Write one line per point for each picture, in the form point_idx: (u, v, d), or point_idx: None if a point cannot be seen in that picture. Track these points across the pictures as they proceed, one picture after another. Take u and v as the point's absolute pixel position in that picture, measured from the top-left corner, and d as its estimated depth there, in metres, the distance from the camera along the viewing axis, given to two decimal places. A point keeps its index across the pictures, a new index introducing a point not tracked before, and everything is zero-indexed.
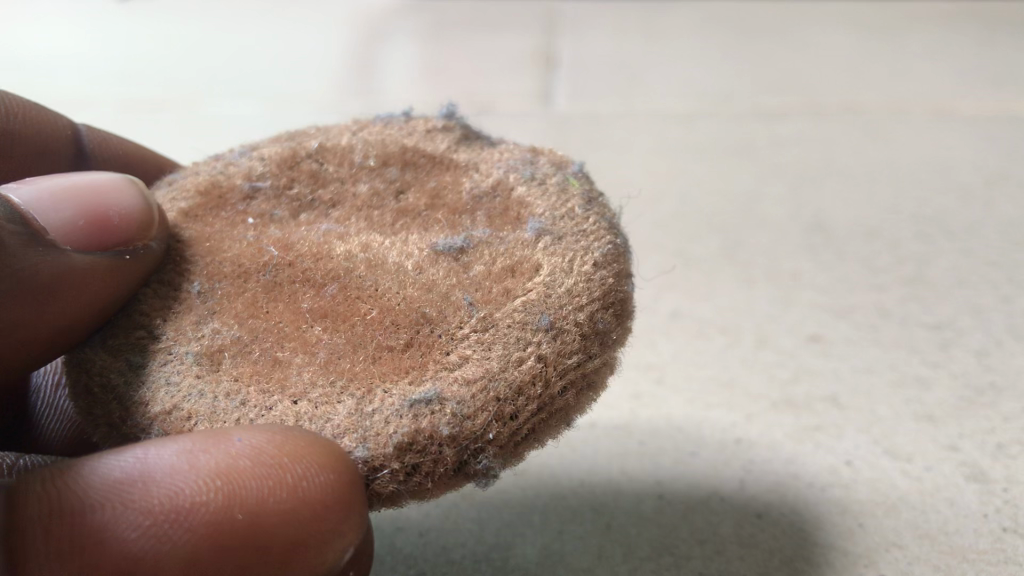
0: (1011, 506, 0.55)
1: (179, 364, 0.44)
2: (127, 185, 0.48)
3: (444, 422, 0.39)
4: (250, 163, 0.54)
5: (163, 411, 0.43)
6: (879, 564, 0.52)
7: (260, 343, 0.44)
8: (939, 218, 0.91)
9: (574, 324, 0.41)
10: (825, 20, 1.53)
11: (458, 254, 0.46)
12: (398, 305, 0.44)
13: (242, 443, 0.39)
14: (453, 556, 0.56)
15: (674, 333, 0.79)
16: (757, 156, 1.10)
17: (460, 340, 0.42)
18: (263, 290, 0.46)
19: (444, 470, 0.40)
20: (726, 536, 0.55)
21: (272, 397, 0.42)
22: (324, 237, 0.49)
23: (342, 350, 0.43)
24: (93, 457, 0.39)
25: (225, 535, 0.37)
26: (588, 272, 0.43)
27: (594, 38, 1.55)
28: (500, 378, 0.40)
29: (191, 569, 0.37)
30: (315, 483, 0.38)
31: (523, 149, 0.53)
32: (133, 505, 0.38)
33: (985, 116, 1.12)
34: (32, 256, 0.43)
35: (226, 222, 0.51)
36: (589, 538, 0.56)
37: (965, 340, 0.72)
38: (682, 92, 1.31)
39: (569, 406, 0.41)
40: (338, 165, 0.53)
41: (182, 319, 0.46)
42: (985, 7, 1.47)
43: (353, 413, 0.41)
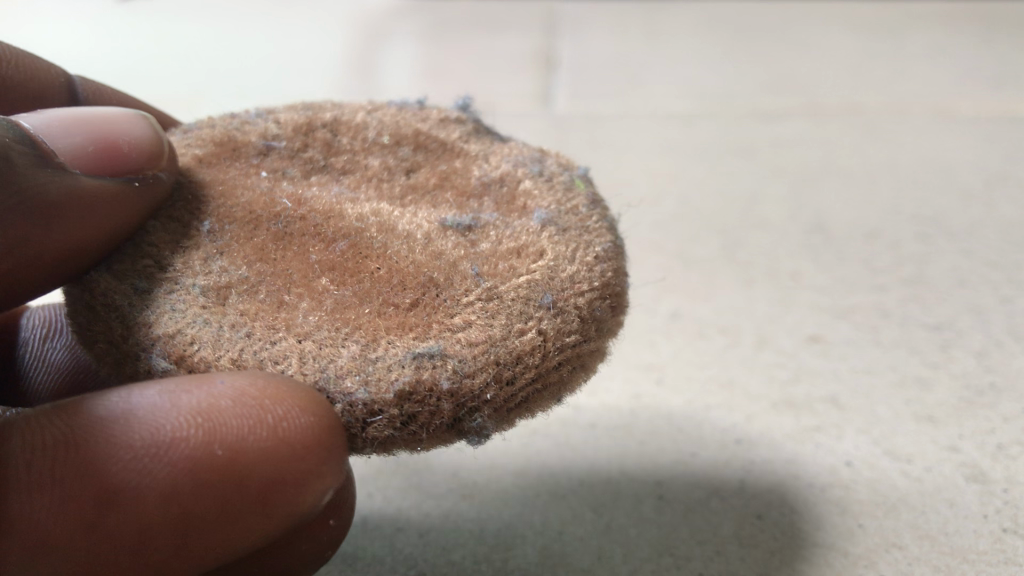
0: (1011, 506, 0.55)
1: (185, 294, 0.43)
2: (139, 117, 0.47)
3: (444, 377, 0.39)
4: (266, 124, 0.54)
5: (165, 335, 0.41)
6: (879, 564, 0.52)
7: (267, 285, 0.43)
8: (939, 218, 0.91)
9: (574, 309, 0.41)
10: (826, 21, 1.53)
11: (466, 232, 0.46)
12: (406, 267, 0.44)
13: (223, 385, 0.39)
14: (453, 556, 0.55)
15: (674, 333, 0.79)
16: (757, 157, 1.10)
17: (464, 306, 0.41)
18: (273, 238, 0.45)
19: (439, 424, 0.40)
20: (726, 537, 0.55)
21: (276, 334, 0.41)
22: (336, 197, 0.49)
23: (349, 300, 0.42)
24: (80, 399, 0.41)
25: (206, 469, 0.39)
26: (590, 263, 0.43)
27: (595, 39, 1.55)
28: (500, 344, 0.40)
29: (172, 501, 0.39)
30: (296, 424, 0.38)
31: (531, 147, 0.54)
32: (115, 441, 0.39)
33: (985, 116, 1.12)
34: (39, 175, 0.42)
35: (239, 173, 0.50)
36: (590, 539, 0.56)
37: (965, 340, 0.72)
38: (683, 93, 1.32)
39: (563, 381, 0.41)
40: (351, 138, 0.54)
41: (191, 254, 0.45)
42: (985, 8, 1.47)
43: (356, 357, 0.40)
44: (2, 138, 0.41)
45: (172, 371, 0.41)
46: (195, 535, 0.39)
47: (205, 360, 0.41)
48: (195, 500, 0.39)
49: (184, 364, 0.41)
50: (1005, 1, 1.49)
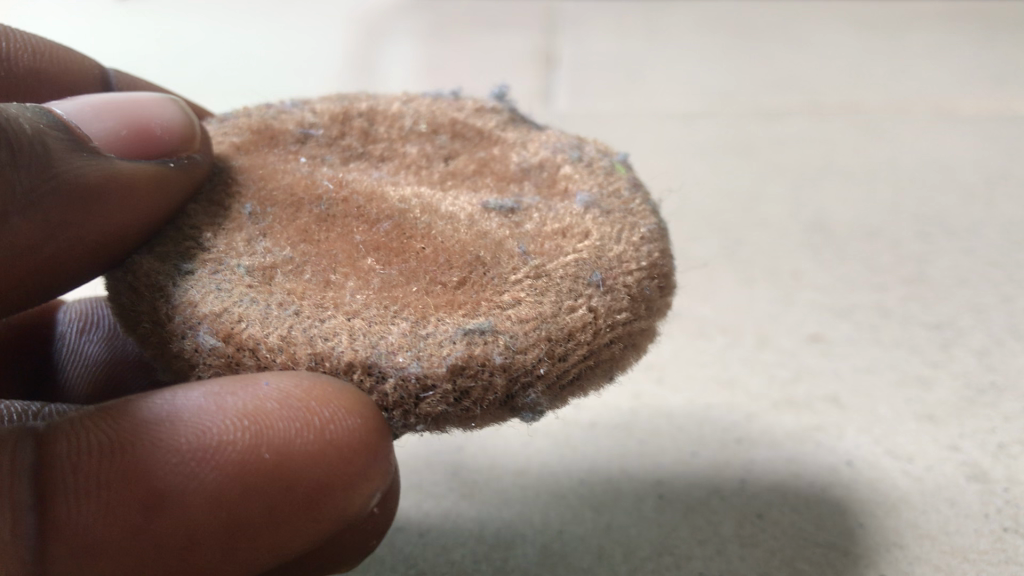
0: (1012, 506, 0.55)
1: (230, 275, 0.42)
2: (167, 100, 0.48)
3: (496, 351, 0.38)
4: (302, 113, 0.55)
5: (212, 313, 0.40)
6: (879, 564, 0.52)
7: (313, 265, 0.43)
8: (940, 218, 0.91)
9: (623, 287, 0.41)
10: (827, 19, 1.53)
11: (508, 213, 0.47)
12: (452, 246, 0.44)
13: (269, 387, 0.39)
14: (453, 555, 0.55)
15: (674, 331, 0.79)
16: (758, 156, 1.10)
17: (513, 284, 0.41)
18: (316, 220, 0.46)
19: (493, 399, 0.39)
20: (726, 536, 0.55)
21: (325, 312, 0.40)
22: (376, 180, 0.50)
23: (396, 279, 0.42)
24: (126, 400, 0.41)
25: (254, 472, 0.40)
26: (637, 243, 0.44)
27: (593, 36, 1.55)
28: (552, 321, 0.39)
29: (219, 505, 0.39)
30: (342, 427, 0.38)
31: (570, 136, 0.56)
32: (162, 443, 0.40)
33: (986, 116, 1.12)
34: (77, 159, 0.42)
35: (278, 159, 0.51)
36: (590, 538, 0.56)
37: (966, 340, 0.72)
38: (683, 92, 1.31)
39: (615, 358, 0.41)
40: (389, 126, 0.55)
41: (233, 236, 0.44)
42: (986, 7, 1.46)
43: (406, 333, 0.39)
44: (37, 124, 0.41)
45: (220, 350, 0.40)
46: (242, 539, 0.40)
47: (254, 337, 0.40)
48: (242, 505, 0.39)
49: (232, 342, 0.40)
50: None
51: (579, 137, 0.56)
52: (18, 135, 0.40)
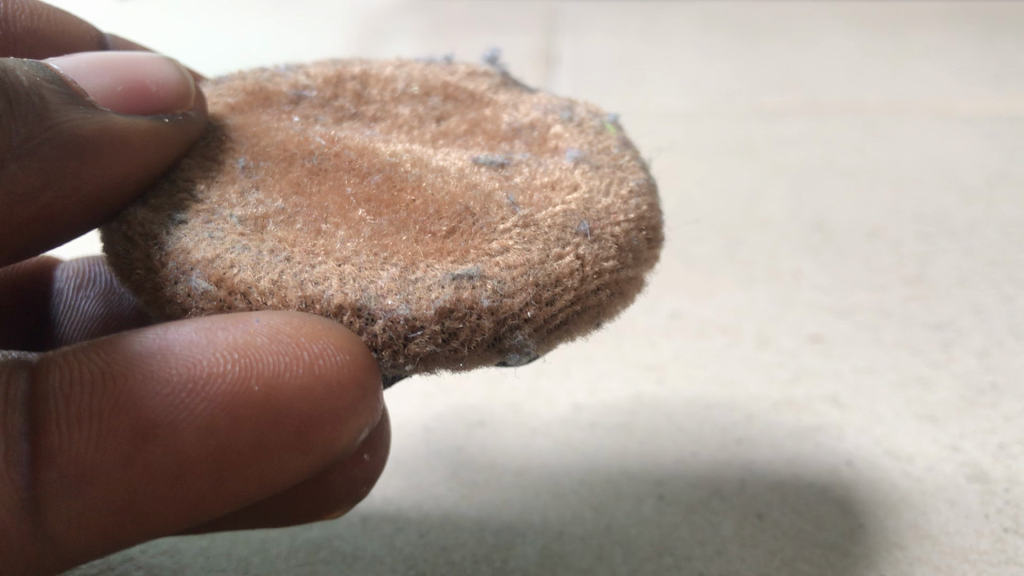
0: (1012, 506, 0.55)
1: (223, 224, 0.42)
2: (163, 61, 0.49)
3: (484, 295, 0.39)
4: (296, 77, 0.56)
5: (205, 259, 0.41)
6: (879, 564, 0.52)
7: (305, 215, 0.43)
8: (940, 218, 0.91)
9: (611, 237, 0.42)
10: (827, 17, 1.54)
11: (499, 168, 0.47)
12: (441, 197, 0.44)
13: (260, 323, 0.40)
14: (453, 556, 0.54)
15: (674, 333, 0.79)
16: (757, 156, 1.11)
17: (501, 232, 0.42)
18: (308, 173, 0.46)
19: (480, 341, 0.39)
20: (727, 537, 0.55)
21: (316, 258, 0.41)
22: (368, 138, 0.50)
23: (386, 230, 0.42)
24: (117, 336, 0.42)
25: (244, 403, 0.40)
26: (625, 196, 0.44)
27: (592, 34, 1.56)
28: (539, 268, 0.40)
29: (209, 435, 0.40)
30: (332, 361, 0.39)
31: (559, 98, 0.57)
32: (153, 375, 0.40)
33: (986, 116, 1.12)
34: (72, 112, 0.43)
35: (271, 117, 0.52)
36: (591, 538, 0.56)
37: (967, 340, 0.72)
38: (683, 91, 1.32)
39: (601, 305, 0.41)
40: (381, 90, 0.57)
41: (226, 188, 0.45)
42: (986, 7, 1.46)
43: (396, 278, 0.40)
44: (34, 77, 0.42)
45: (212, 294, 0.41)
46: (232, 470, 0.40)
47: (245, 282, 0.40)
48: (235, 437, 0.40)
49: (223, 286, 0.41)
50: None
51: (568, 100, 0.57)
52: (15, 87, 0.40)
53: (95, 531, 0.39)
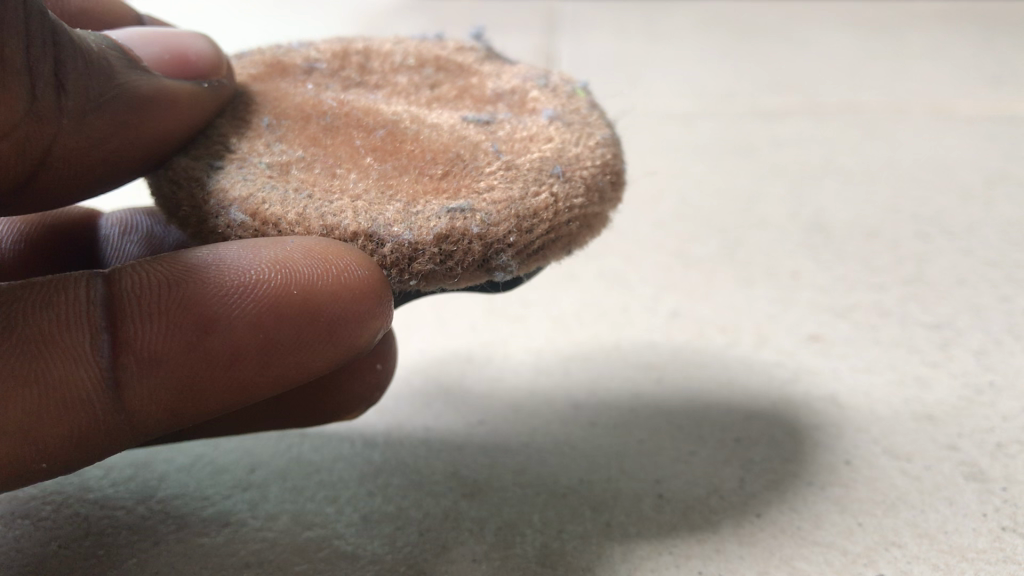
0: (1010, 506, 0.54)
1: (253, 168, 0.50)
2: (199, 39, 0.57)
3: (474, 224, 0.45)
4: (308, 52, 0.63)
5: (240, 197, 0.48)
6: (878, 562, 0.51)
7: (321, 162, 0.51)
8: (939, 218, 0.92)
9: (580, 179, 0.49)
10: (829, 26, 1.58)
11: (484, 125, 0.55)
12: (437, 147, 0.52)
13: (294, 244, 0.48)
14: (453, 554, 0.53)
15: (673, 333, 0.80)
16: (756, 156, 1.12)
17: (488, 175, 0.49)
18: (323, 129, 0.53)
19: (471, 262, 0.46)
20: (726, 536, 0.54)
21: (333, 195, 0.48)
22: (372, 101, 0.58)
23: (390, 173, 0.50)
24: (177, 251, 0.50)
25: (284, 304, 0.48)
26: (592, 146, 0.52)
27: (594, 37, 1.59)
28: (519, 202, 0.47)
29: (257, 328, 0.48)
30: (354, 275, 0.46)
31: (537, 69, 0.63)
32: (207, 281, 0.48)
33: (984, 116, 1.14)
34: (132, 75, 0.51)
35: (289, 85, 0.59)
36: (591, 536, 0.54)
37: (965, 340, 0.72)
38: (682, 92, 1.36)
39: (572, 235, 0.49)
40: (382, 62, 0.63)
41: (254, 141, 0.52)
42: (983, 19, 1.50)
43: (400, 211, 0.47)
44: (101, 45, 0.49)
45: (248, 224, 0.48)
46: (275, 357, 0.49)
47: (275, 215, 0.48)
48: (276, 331, 0.48)
49: (257, 218, 0.48)
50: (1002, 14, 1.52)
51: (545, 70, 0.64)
52: (92, 53, 0.48)
53: (164, 403, 0.48)
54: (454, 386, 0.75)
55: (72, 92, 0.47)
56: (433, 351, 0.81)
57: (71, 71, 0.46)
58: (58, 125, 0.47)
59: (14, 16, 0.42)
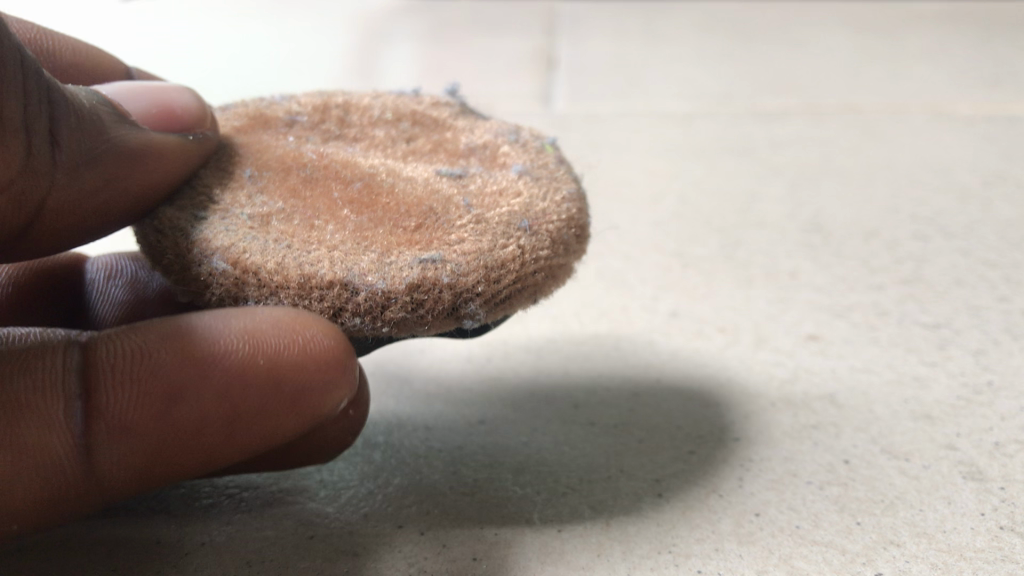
0: (1008, 505, 0.54)
1: (235, 220, 0.50)
2: (185, 91, 0.57)
3: (445, 274, 0.46)
4: (289, 105, 0.63)
5: (223, 247, 0.48)
6: (876, 561, 0.51)
7: (300, 214, 0.51)
8: (937, 218, 0.92)
9: (546, 232, 0.50)
10: (829, 35, 1.62)
11: (457, 178, 0.55)
12: (411, 200, 0.52)
13: (264, 313, 0.47)
14: (452, 553, 0.53)
15: (672, 332, 0.80)
16: (756, 156, 1.13)
17: (459, 227, 0.49)
18: (303, 181, 0.54)
19: (442, 310, 0.47)
20: (724, 534, 0.54)
21: (311, 246, 0.48)
22: (351, 154, 0.58)
23: (366, 225, 0.50)
24: (150, 321, 0.50)
25: (250, 375, 0.48)
26: (558, 202, 0.52)
27: (594, 53, 1.63)
28: (488, 254, 0.47)
29: (224, 399, 0.48)
30: (319, 343, 0.47)
31: (509, 124, 0.63)
32: (178, 350, 0.48)
33: (983, 116, 1.15)
34: (122, 129, 0.50)
35: (271, 137, 0.59)
36: (590, 534, 0.54)
37: (963, 340, 0.73)
38: (683, 93, 1.38)
39: (537, 285, 0.49)
40: (360, 116, 0.63)
41: (237, 192, 0.52)
42: (982, 28, 1.53)
43: (375, 261, 0.47)
44: (91, 101, 0.49)
45: (229, 273, 0.48)
46: (241, 427, 0.49)
47: (256, 264, 0.48)
48: (242, 401, 0.48)
49: (239, 267, 0.48)
50: (1000, 23, 1.56)
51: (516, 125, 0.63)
52: (82, 109, 0.48)
53: (134, 469, 0.48)
54: (453, 386, 0.75)
55: (63, 150, 0.47)
56: (433, 351, 0.81)
57: (63, 129, 0.46)
58: (51, 179, 0.47)
59: (13, 76, 0.42)
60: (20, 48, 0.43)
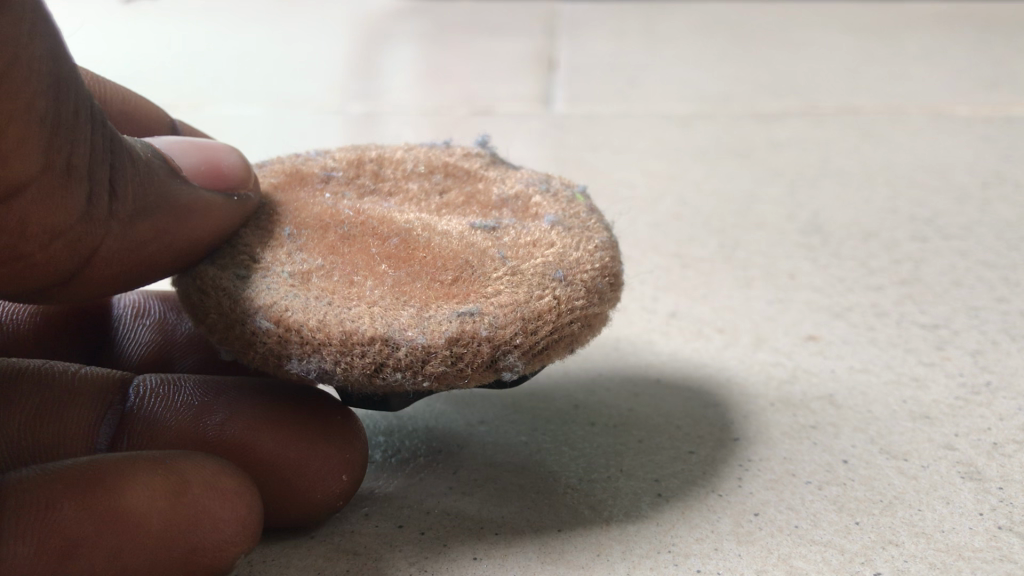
0: (1007, 505, 0.55)
1: (276, 277, 0.49)
2: (232, 150, 0.54)
3: (483, 327, 0.47)
4: (324, 160, 0.62)
5: (265, 305, 0.48)
6: (875, 561, 0.51)
7: (339, 270, 0.50)
8: (935, 219, 0.92)
9: (581, 282, 0.50)
10: (828, 36, 1.63)
11: (491, 230, 0.55)
12: (447, 253, 0.52)
13: (186, 467, 0.45)
14: (453, 552, 0.53)
15: (672, 333, 0.80)
16: (755, 156, 1.14)
17: (495, 280, 0.50)
18: (341, 237, 0.53)
19: (480, 363, 0.47)
20: (723, 533, 0.54)
21: (352, 302, 0.48)
22: (387, 209, 0.57)
23: (404, 279, 0.50)
24: (59, 466, 0.43)
25: (161, 536, 0.42)
26: (591, 250, 0.53)
27: (594, 55, 1.64)
28: (525, 305, 0.48)
29: (125, 558, 0.41)
30: (233, 501, 0.45)
31: (539, 173, 0.63)
32: (88, 501, 0.41)
33: (981, 117, 1.15)
34: (174, 184, 0.49)
35: (308, 195, 0.58)
36: (590, 533, 0.54)
37: (961, 340, 0.73)
38: (683, 95, 1.39)
39: (574, 335, 0.50)
40: (394, 169, 0.62)
41: (277, 251, 0.52)
42: (981, 29, 1.54)
43: (414, 316, 0.47)
44: (145, 152, 0.49)
45: (272, 331, 0.47)
46: None
47: (298, 322, 0.47)
48: (131, 562, 0.41)
49: (281, 325, 0.47)
50: (1000, 24, 1.56)
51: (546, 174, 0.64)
52: (139, 160, 0.47)
53: None
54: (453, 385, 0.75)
55: (120, 199, 0.46)
56: None
57: (122, 177, 0.46)
58: (107, 227, 0.46)
59: (84, 125, 0.44)
60: (89, 99, 0.45)
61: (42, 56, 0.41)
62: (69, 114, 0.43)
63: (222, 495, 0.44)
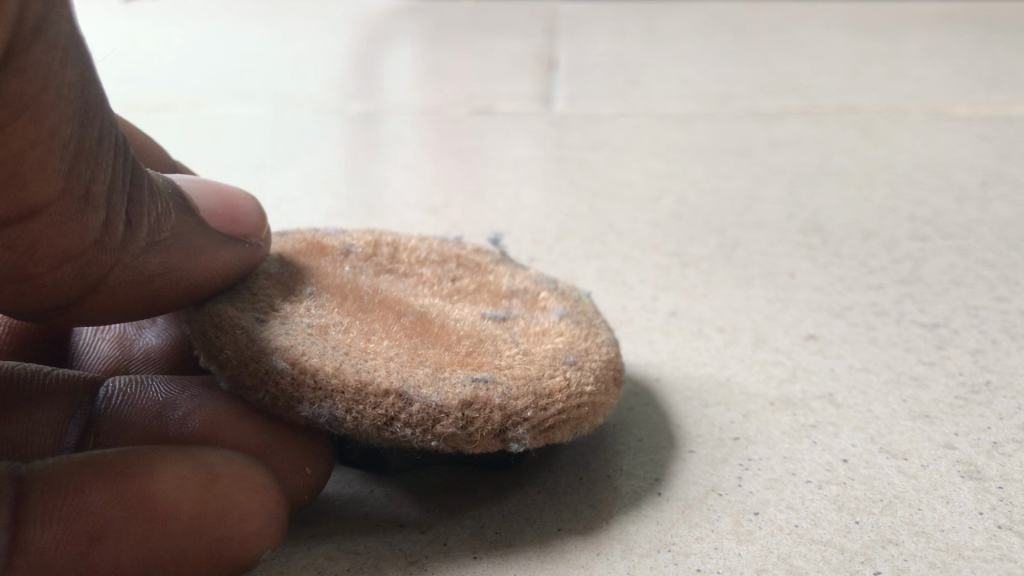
0: (1007, 504, 0.55)
1: (295, 326, 0.51)
2: (250, 197, 0.56)
3: (496, 395, 0.48)
4: (345, 236, 0.65)
5: (282, 346, 0.49)
6: (875, 560, 0.51)
7: (358, 329, 0.53)
8: (935, 219, 0.92)
9: (591, 370, 0.54)
10: (828, 35, 1.63)
11: (501, 320, 0.58)
12: (461, 332, 0.55)
13: (216, 458, 0.44)
14: (452, 551, 0.53)
15: (672, 332, 0.80)
16: (754, 155, 1.14)
17: (507, 359, 0.53)
18: (360, 307, 0.56)
19: (489, 429, 0.48)
20: (724, 533, 0.54)
21: (369, 357, 0.50)
22: (405, 290, 0.60)
23: (420, 348, 0.52)
24: (92, 455, 0.42)
25: (190, 524, 0.41)
26: (600, 344, 0.57)
27: (594, 55, 1.64)
28: (536, 380, 0.51)
29: (154, 545, 0.41)
30: (262, 493, 0.44)
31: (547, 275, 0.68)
32: (120, 490, 0.41)
33: (980, 116, 1.16)
34: (187, 221, 0.49)
35: (329, 264, 0.61)
36: (590, 532, 0.54)
37: (961, 340, 0.73)
38: (683, 94, 1.39)
39: (581, 418, 0.52)
40: (409, 255, 0.65)
41: (297, 305, 0.54)
42: (980, 28, 1.54)
43: (428, 377, 0.49)
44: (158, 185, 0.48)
45: (286, 371, 0.48)
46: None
47: (314, 364, 0.48)
48: (162, 551, 0.41)
49: (297, 366, 0.48)
50: (1000, 23, 1.56)
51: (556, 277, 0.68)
52: (154, 194, 0.47)
53: None
54: None
55: (134, 231, 0.45)
56: None
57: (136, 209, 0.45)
58: (118, 257, 0.45)
59: (105, 152, 0.43)
60: (113, 128, 0.45)
61: (75, 83, 0.40)
62: (93, 141, 0.42)
63: (251, 487, 0.44)
